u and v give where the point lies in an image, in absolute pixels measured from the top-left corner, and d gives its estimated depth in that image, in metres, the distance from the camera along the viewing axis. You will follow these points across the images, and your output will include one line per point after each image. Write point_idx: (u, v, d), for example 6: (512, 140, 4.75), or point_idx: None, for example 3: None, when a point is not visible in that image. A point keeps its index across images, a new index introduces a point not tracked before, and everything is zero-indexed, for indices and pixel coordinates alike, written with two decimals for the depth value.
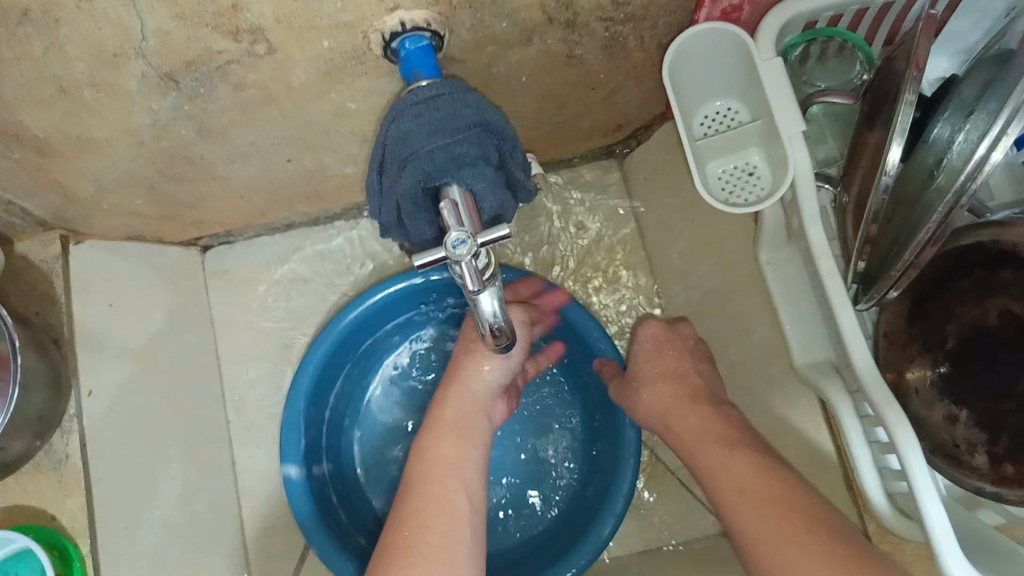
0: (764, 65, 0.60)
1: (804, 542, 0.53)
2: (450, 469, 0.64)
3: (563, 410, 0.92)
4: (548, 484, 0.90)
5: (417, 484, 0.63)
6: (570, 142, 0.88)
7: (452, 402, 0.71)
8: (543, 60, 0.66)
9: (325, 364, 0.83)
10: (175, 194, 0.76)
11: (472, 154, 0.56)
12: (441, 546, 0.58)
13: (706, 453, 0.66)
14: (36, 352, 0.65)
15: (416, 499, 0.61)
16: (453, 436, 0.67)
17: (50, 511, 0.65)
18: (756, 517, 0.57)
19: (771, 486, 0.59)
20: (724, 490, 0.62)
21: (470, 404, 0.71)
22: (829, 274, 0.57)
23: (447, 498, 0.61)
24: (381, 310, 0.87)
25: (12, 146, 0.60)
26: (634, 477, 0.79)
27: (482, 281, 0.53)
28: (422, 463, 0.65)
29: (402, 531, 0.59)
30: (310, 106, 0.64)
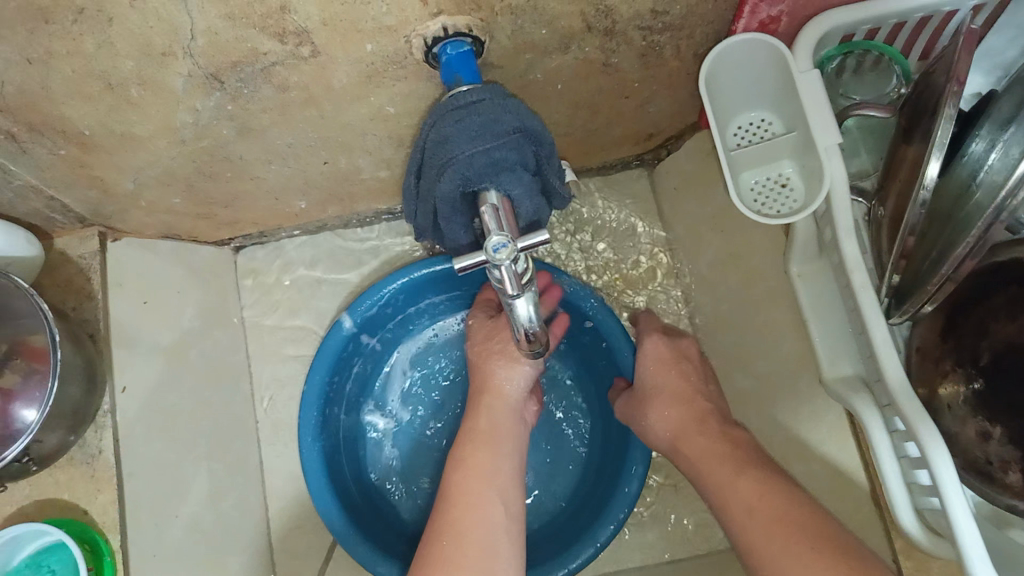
0: (802, 77, 0.60)
1: (811, 564, 0.53)
2: (485, 480, 0.64)
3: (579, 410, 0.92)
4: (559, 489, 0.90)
5: (452, 494, 0.63)
6: (600, 150, 0.88)
7: (480, 413, 0.71)
8: (579, 68, 0.66)
9: (338, 359, 0.85)
10: (211, 193, 0.77)
11: (511, 158, 0.56)
12: (481, 557, 0.58)
13: (716, 470, 0.66)
14: (73, 345, 0.66)
15: (454, 510, 0.61)
16: (486, 446, 0.67)
17: (83, 505, 0.66)
18: (766, 537, 0.57)
19: (777, 504, 0.59)
20: (734, 505, 0.62)
21: (498, 412, 0.71)
22: (862, 287, 0.57)
23: (478, 506, 0.62)
24: (388, 308, 0.87)
25: (57, 141, 0.61)
26: (639, 484, 0.79)
27: (521, 285, 0.53)
28: (457, 473, 0.65)
29: (441, 541, 0.59)
30: (348, 108, 0.65)
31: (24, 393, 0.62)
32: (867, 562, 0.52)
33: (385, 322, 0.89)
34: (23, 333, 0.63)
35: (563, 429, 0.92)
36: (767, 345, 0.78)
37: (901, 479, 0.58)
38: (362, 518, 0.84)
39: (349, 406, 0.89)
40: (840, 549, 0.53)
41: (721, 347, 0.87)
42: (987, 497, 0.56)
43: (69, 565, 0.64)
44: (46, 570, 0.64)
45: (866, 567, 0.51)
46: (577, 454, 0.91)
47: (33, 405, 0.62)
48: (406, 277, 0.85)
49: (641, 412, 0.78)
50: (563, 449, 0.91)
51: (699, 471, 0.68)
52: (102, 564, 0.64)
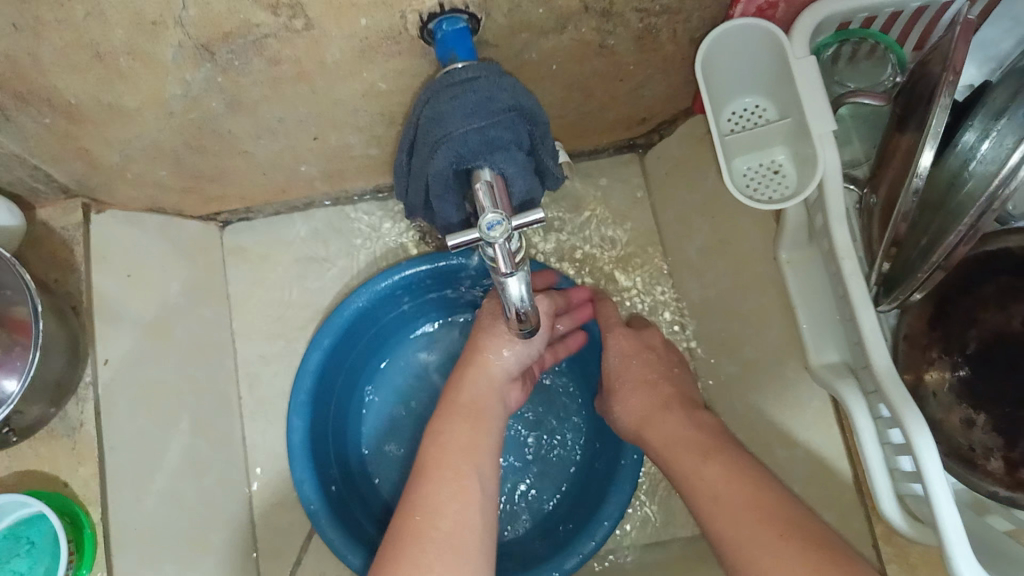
0: (798, 63, 0.60)
1: (780, 550, 0.53)
2: (462, 454, 0.64)
3: (570, 403, 0.92)
4: (547, 480, 0.90)
5: (445, 471, 0.62)
6: (592, 133, 0.88)
7: (471, 384, 0.71)
8: (574, 48, 0.65)
9: (337, 344, 0.84)
10: (198, 167, 0.76)
11: (506, 138, 0.55)
12: (451, 533, 0.58)
13: (682, 458, 0.66)
14: (57, 318, 0.65)
15: (431, 484, 0.61)
16: (466, 423, 0.67)
17: (62, 478, 0.65)
18: (731, 525, 0.58)
19: (748, 492, 0.59)
20: (700, 496, 0.62)
21: (484, 387, 0.71)
22: (851, 274, 0.57)
23: (457, 483, 0.61)
24: (386, 301, 0.87)
25: (43, 111, 0.60)
26: (632, 487, 0.79)
27: (515, 264, 0.53)
28: (436, 446, 0.65)
29: (413, 514, 0.59)
30: (341, 84, 0.64)
31: (7, 363, 0.63)
32: (838, 548, 0.52)
33: (384, 314, 0.89)
34: (4, 306, 0.62)
35: (554, 421, 0.91)
36: (754, 332, 0.78)
37: (883, 465, 0.58)
38: (346, 507, 0.84)
39: (342, 391, 0.88)
40: (808, 536, 0.54)
41: (706, 333, 0.87)
42: (968, 483, 0.55)
43: (47, 535, 0.64)
44: (26, 541, 0.64)
45: (831, 551, 0.52)
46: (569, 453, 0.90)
47: (13, 375, 0.62)
48: (407, 271, 0.85)
49: (623, 395, 0.78)
50: (554, 439, 0.91)
51: (665, 455, 0.69)
52: (81, 536, 0.64)
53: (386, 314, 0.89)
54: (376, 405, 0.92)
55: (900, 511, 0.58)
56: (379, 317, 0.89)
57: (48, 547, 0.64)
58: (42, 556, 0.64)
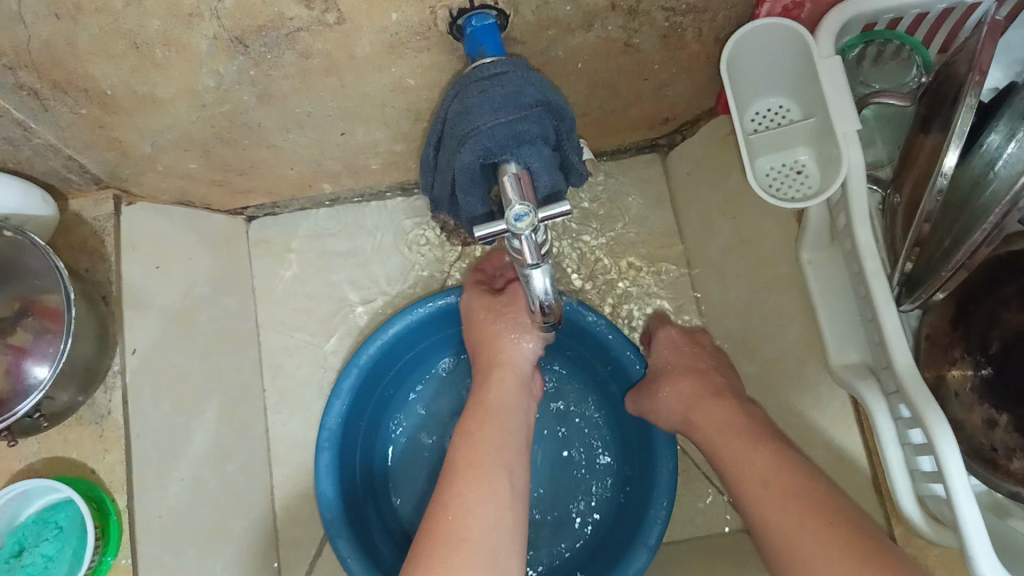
0: (823, 63, 0.60)
1: (829, 539, 0.53)
2: (489, 448, 0.64)
3: (596, 428, 0.91)
4: (579, 506, 0.88)
5: (462, 463, 0.62)
6: (615, 134, 0.87)
7: (496, 382, 0.71)
8: (601, 46, 0.66)
9: (384, 352, 0.84)
10: (228, 160, 0.76)
11: (532, 131, 0.55)
12: (486, 535, 0.57)
13: (733, 445, 0.66)
14: (89, 305, 0.67)
15: (460, 481, 0.61)
16: (497, 420, 0.67)
17: (91, 464, 0.67)
18: (778, 511, 0.58)
19: (793, 481, 0.59)
20: (749, 482, 0.62)
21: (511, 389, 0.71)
22: (875, 272, 0.58)
23: (490, 481, 0.61)
24: (425, 325, 0.87)
25: (79, 100, 0.61)
26: (667, 511, 0.75)
27: (541, 255, 0.52)
28: (467, 443, 0.64)
29: (445, 513, 0.58)
30: (369, 79, 0.65)
31: (36, 350, 0.64)
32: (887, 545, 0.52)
33: (425, 337, 0.89)
34: (37, 292, 0.65)
35: (581, 447, 0.90)
36: (774, 331, 0.78)
37: (903, 464, 0.60)
38: (361, 510, 0.83)
39: (379, 398, 0.88)
40: (839, 519, 0.54)
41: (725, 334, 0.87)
42: (987, 482, 0.56)
43: (75, 520, 0.65)
44: (53, 526, 0.65)
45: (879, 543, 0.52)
46: (589, 484, 0.89)
47: (44, 362, 0.63)
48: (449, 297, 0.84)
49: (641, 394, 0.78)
50: (584, 465, 0.90)
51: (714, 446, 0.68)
52: (108, 522, 0.65)
53: (427, 336, 0.89)
54: (405, 423, 0.92)
55: (919, 511, 0.59)
56: (420, 339, 0.89)
57: (75, 531, 0.65)
58: (69, 539, 0.65)
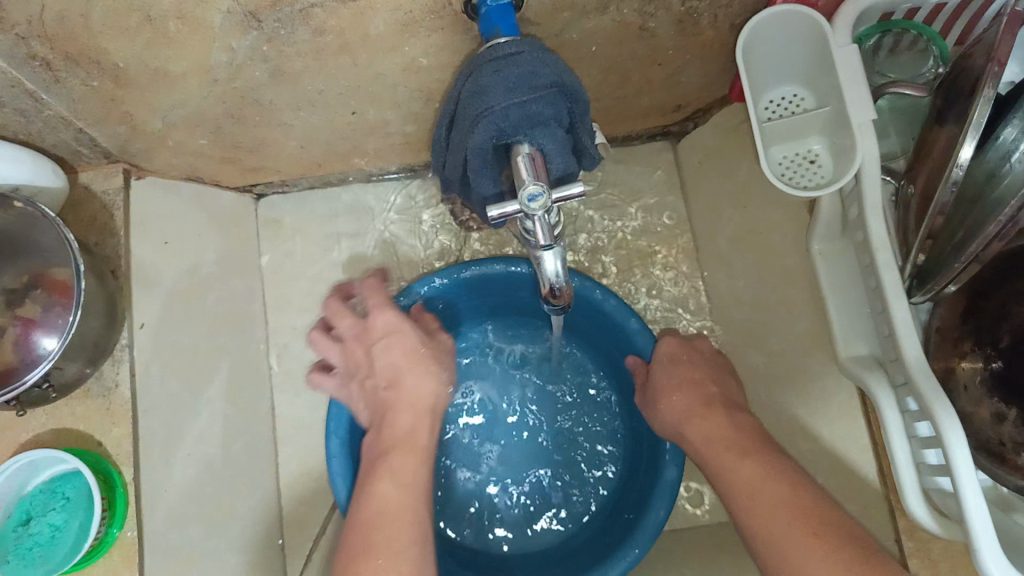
0: (840, 52, 0.60)
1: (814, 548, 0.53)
2: (413, 494, 0.60)
3: (605, 397, 0.90)
4: (592, 471, 0.88)
5: (380, 508, 0.58)
6: (626, 120, 0.86)
7: (402, 411, 0.66)
8: (615, 30, 0.65)
9: None
10: (239, 138, 0.76)
11: (546, 113, 0.54)
12: None
13: (719, 455, 0.66)
14: (98, 280, 0.68)
15: (382, 523, 0.56)
16: (415, 456, 0.63)
17: (98, 437, 0.68)
18: (765, 518, 0.58)
19: (779, 489, 0.59)
20: (735, 491, 0.62)
21: (427, 424, 0.66)
22: (886, 263, 0.58)
23: (411, 524, 0.57)
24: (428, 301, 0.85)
25: (91, 73, 0.61)
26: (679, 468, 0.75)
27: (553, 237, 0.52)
28: (387, 483, 0.60)
29: (373, 558, 0.54)
30: (381, 58, 0.65)
31: (46, 323, 0.65)
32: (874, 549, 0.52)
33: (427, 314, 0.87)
34: (48, 265, 0.66)
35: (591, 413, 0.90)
36: (782, 323, 0.77)
37: (910, 459, 0.60)
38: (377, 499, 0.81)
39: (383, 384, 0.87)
40: (818, 523, 0.55)
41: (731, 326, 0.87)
42: (995, 477, 0.55)
43: (82, 492, 0.66)
44: (60, 497, 0.66)
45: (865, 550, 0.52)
46: (594, 457, 0.88)
47: (53, 334, 0.64)
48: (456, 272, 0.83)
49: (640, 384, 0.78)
50: (594, 431, 0.89)
51: (702, 455, 0.68)
52: (114, 496, 0.66)
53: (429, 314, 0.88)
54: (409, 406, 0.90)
55: (926, 508, 0.59)
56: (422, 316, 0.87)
57: (82, 503, 0.65)
58: (76, 510, 0.65)
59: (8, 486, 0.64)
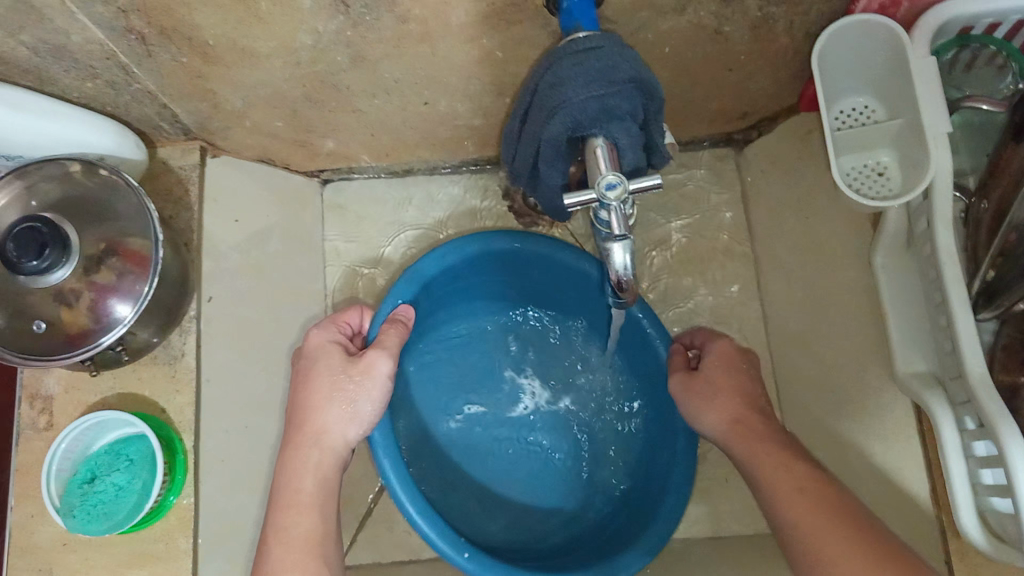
0: (917, 64, 0.60)
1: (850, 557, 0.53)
2: (319, 542, 0.58)
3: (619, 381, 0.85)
4: (606, 452, 0.83)
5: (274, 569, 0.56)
6: (690, 125, 0.86)
7: (297, 468, 0.61)
8: (691, 32, 0.66)
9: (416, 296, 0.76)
10: (312, 121, 0.78)
11: (624, 108, 0.55)
12: None
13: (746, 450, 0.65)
14: (172, 251, 0.70)
15: None
16: (315, 510, 0.59)
17: (161, 403, 0.71)
18: (794, 518, 0.57)
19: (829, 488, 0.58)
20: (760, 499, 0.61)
21: (328, 474, 0.61)
22: (953, 278, 0.58)
23: None
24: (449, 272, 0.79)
25: (181, 49, 0.63)
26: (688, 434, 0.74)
27: (628, 228, 0.52)
28: (287, 522, 0.58)
29: None
30: (459, 49, 0.66)
31: (120, 289, 0.66)
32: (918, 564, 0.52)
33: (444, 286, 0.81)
34: (121, 235, 0.68)
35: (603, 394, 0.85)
36: (839, 335, 0.76)
37: (966, 477, 0.59)
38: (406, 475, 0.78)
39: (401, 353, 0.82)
40: (862, 525, 0.55)
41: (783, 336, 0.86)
42: None
43: (145, 454, 0.69)
44: (124, 459, 0.68)
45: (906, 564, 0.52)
46: (611, 436, 0.84)
47: (127, 302, 0.66)
48: (472, 242, 0.78)
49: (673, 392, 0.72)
50: (609, 411, 0.85)
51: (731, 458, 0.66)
52: (175, 460, 0.68)
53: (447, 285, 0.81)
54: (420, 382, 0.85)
55: (979, 528, 0.58)
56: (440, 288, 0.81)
57: (145, 465, 0.68)
58: (139, 472, 0.68)
59: (74, 445, 0.68)
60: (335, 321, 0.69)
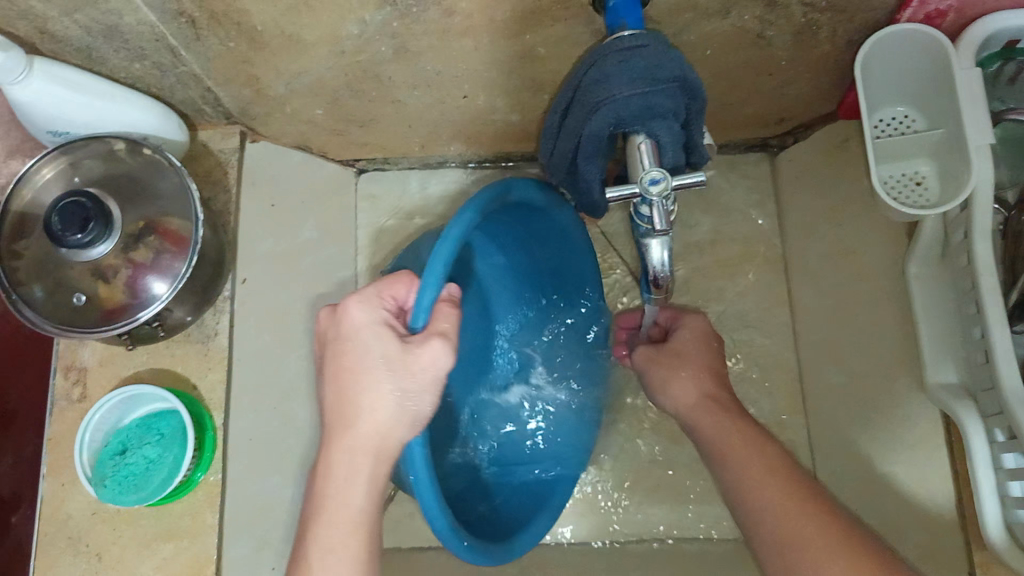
0: (962, 74, 0.61)
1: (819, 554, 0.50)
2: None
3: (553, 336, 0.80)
4: (523, 415, 0.78)
5: None
6: (726, 128, 0.87)
7: (336, 485, 0.49)
8: (733, 35, 0.66)
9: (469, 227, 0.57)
10: (352, 110, 0.79)
11: (666, 107, 0.55)
12: None
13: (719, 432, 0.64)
14: (210, 233, 0.71)
15: None
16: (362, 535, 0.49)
17: (193, 380, 0.73)
18: (769, 510, 0.55)
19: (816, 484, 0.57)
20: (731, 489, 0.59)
21: (377, 486, 0.50)
22: (989, 291, 0.58)
23: None
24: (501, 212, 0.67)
25: (229, 35, 0.64)
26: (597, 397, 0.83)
27: (669, 224, 0.52)
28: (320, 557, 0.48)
29: None
30: (502, 44, 0.67)
31: (158, 267, 0.68)
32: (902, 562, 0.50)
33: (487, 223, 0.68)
34: (161, 214, 0.69)
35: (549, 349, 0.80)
36: (867, 344, 0.76)
37: (994, 490, 0.59)
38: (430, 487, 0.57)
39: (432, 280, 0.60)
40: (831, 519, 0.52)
41: (810, 343, 0.86)
42: None
43: (176, 429, 0.70)
44: (155, 433, 0.69)
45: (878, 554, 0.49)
46: (540, 397, 0.79)
47: (164, 279, 0.68)
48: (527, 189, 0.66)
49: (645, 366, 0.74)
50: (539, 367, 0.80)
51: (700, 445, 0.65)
52: (204, 436, 0.70)
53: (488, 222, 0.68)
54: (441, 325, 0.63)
55: (1007, 541, 0.58)
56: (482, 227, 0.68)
57: (176, 440, 0.69)
58: (170, 447, 0.69)
59: (107, 418, 0.69)
60: (383, 289, 0.52)
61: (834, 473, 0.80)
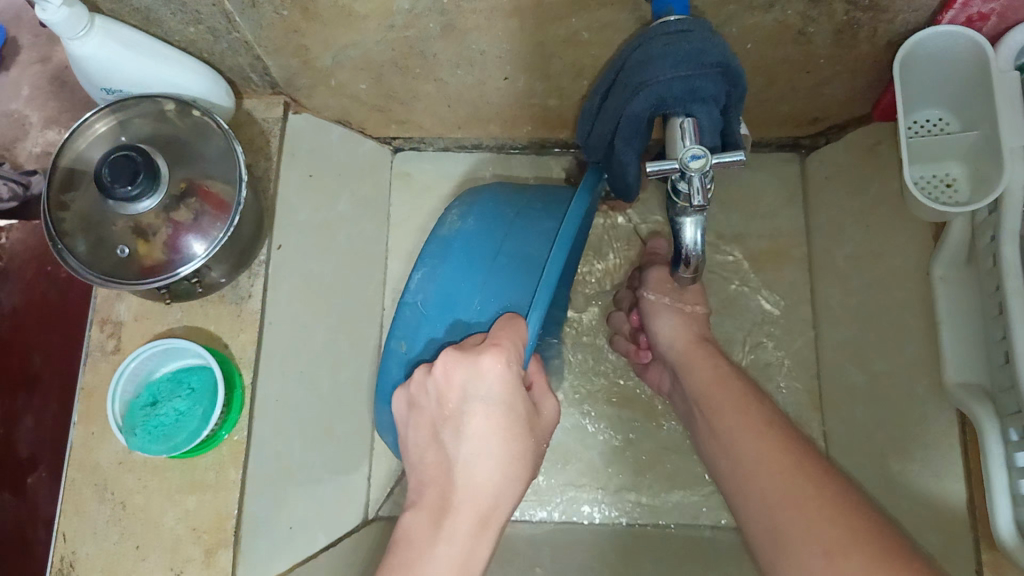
0: (1001, 77, 0.63)
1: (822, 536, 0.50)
2: None
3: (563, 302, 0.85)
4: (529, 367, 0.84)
5: None
6: (759, 126, 0.88)
7: (463, 525, 0.52)
8: (775, 30, 0.67)
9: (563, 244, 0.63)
10: (395, 86, 0.81)
11: (708, 91, 0.57)
12: None
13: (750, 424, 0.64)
14: (250, 196, 0.73)
15: None
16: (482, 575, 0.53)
17: (224, 339, 0.74)
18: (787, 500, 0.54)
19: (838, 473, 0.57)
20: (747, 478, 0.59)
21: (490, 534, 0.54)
22: (1015, 290, 0.58)
23: None
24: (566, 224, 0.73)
25: (282, 3, 0.66)
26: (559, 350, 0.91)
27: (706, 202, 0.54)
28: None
29: None
30: (548, 27, 0.68)
31: (197, 228, 0.69)
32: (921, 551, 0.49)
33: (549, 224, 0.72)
34: (202, 177, 0.71)
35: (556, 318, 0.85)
36: (887, 343, 0.77)
37: (1007, 488, 0.60)
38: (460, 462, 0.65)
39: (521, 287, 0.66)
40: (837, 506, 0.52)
41: (832, 341, 0.87)
42: None
43: (207, 383, 0.71)
44: (186, 387, 0.71)
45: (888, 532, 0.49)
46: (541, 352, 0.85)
47: (202, 240, 0.69)
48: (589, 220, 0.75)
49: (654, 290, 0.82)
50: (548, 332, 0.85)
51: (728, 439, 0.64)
52: (234, 394, 0.71)
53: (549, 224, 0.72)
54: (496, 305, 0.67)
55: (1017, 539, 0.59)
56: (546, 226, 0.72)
57: (207, 393, 0.71)
58: (201, 400, 0.70)
59: (140, 368, 0.71)
60: (514, 347, 0.56)
61: (851, 470, 0.81)
